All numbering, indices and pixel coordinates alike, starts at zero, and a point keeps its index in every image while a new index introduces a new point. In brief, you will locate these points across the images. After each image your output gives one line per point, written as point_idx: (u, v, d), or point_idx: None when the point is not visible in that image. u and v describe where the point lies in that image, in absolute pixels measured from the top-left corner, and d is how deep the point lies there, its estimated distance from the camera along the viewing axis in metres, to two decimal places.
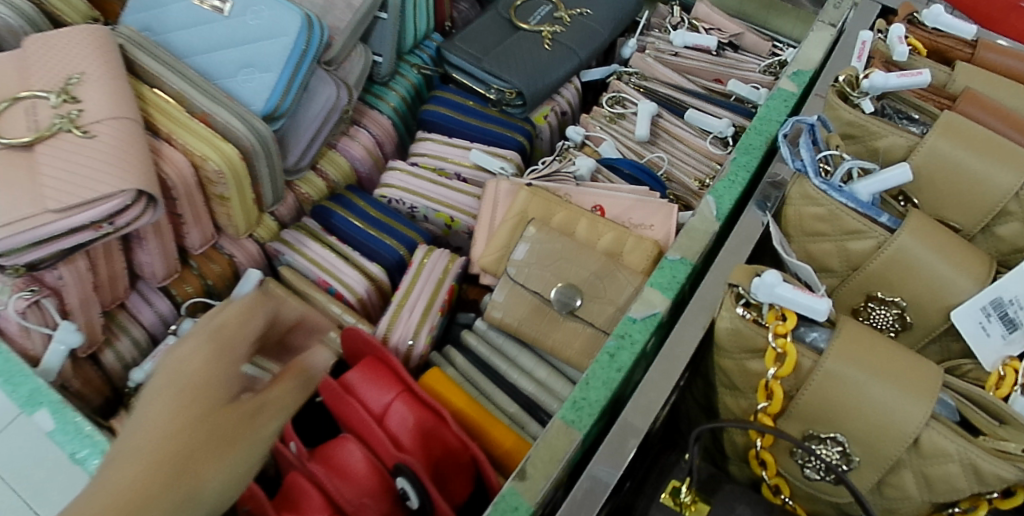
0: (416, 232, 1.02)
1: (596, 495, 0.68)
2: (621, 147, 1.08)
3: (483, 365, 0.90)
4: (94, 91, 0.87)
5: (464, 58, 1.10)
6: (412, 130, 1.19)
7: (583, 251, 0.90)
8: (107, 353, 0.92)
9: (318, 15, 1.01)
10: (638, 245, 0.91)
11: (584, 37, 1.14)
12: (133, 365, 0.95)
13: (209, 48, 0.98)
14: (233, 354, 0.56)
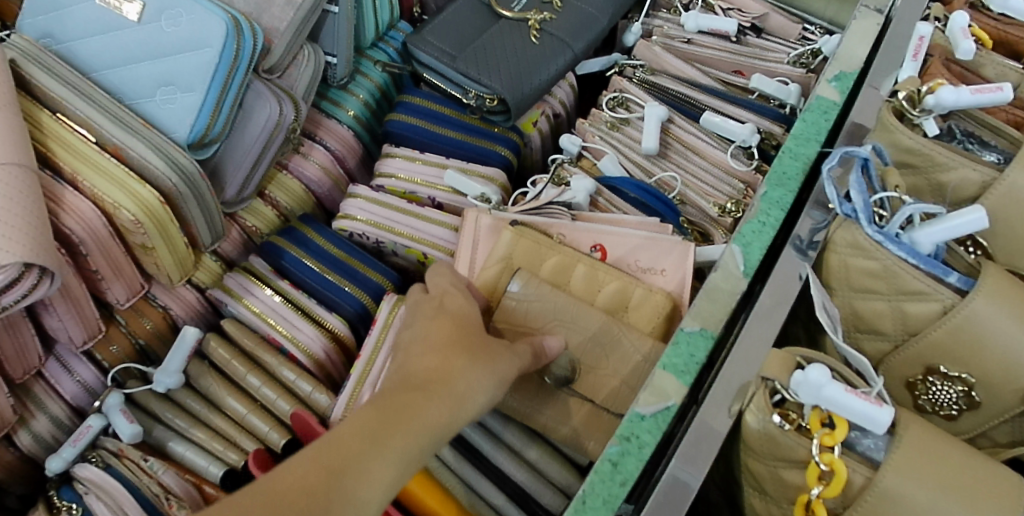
0: (383, 274, 0.88)
1: (676, 499, 0.61)
2: (625, 161, 0.91)
3: (463, 443, 0.76)
4: None
5: (437, 57, 0.92)
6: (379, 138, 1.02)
7: (584, 311, 0.73)
8: (21, 434, 0.79)
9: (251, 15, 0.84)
10: (647, 297, 0.75)
11: (578, 25, 0.95)
12: (56, 444, 0.82)
13: (122, 62, 0.81)
14: (470, 333, 0.61)
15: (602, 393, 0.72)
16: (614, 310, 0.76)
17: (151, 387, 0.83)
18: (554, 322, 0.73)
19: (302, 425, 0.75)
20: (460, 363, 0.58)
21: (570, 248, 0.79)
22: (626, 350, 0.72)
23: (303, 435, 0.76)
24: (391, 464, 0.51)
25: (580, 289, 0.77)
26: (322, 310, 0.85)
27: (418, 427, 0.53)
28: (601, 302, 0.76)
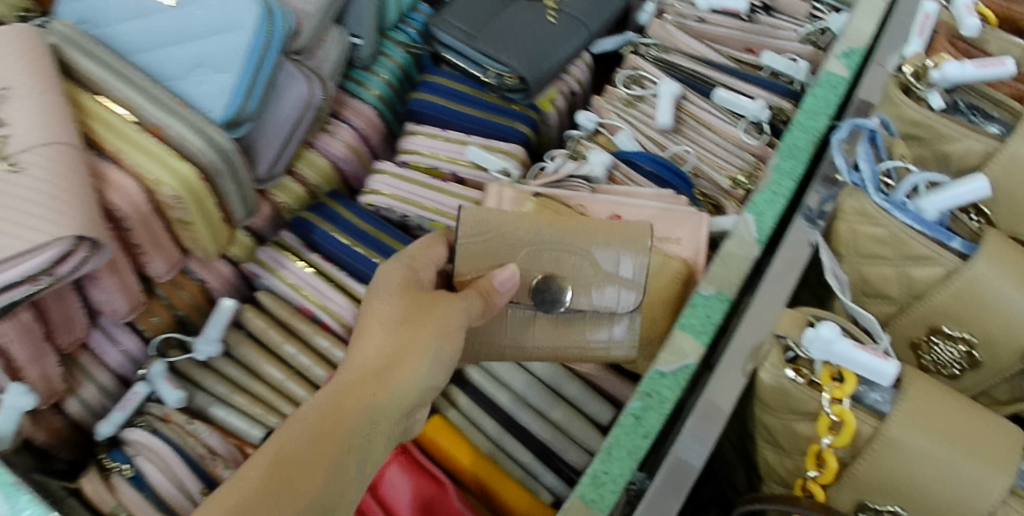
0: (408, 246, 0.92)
1: (682, 480, 0.64)
2: (640, 137, 0.94)
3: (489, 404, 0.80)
4: (19, 108, 0.75)
5: (457, 37, 0.95)
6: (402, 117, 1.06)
7: (562, 233, 0.69)
8: (70, 401, 0.83)
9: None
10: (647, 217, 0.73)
11: (593, 5, 0.99)
12: (103, 410, 0.86)
13: (158, 44, 0.85)
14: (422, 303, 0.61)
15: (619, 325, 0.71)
16: None
17: (192, 355, 0.87)
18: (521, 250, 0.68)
19: None
20: (411, 341, 0.59)
21: (550, 214, 0.73)
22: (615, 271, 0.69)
23: None
24: (349, 455, 0.54)
25: (568, 221, 0.70)
26: (352, 282, 0.89)
27: (370, 409, 0.55)
28: (592, 226, 0.70)
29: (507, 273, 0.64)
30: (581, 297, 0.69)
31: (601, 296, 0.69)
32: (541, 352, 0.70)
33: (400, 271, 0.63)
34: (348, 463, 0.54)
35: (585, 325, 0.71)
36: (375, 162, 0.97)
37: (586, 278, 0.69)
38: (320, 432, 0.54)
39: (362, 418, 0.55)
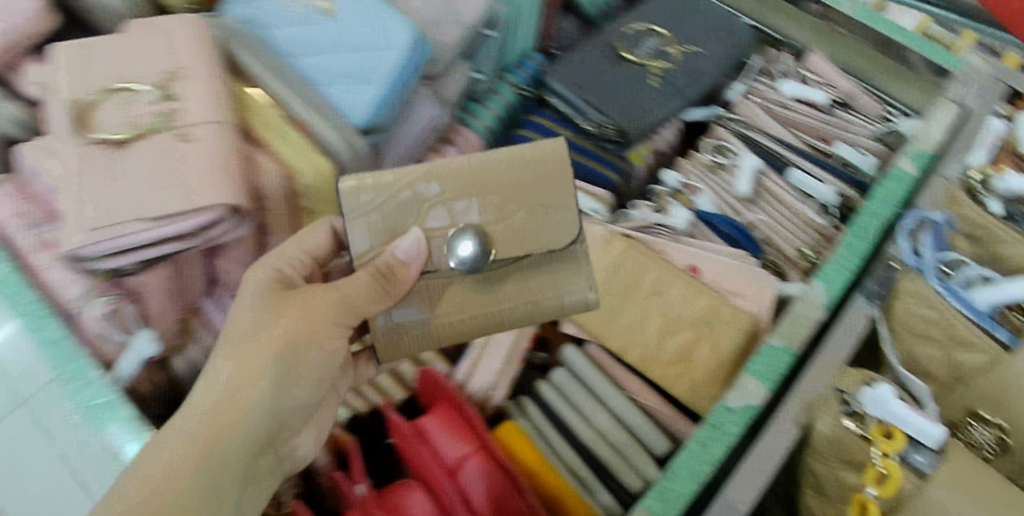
0: None
1: None
2: (720, 201, 1.04)
3: (556, 418, 0.88)
4: (194, 87, 0.89)
5: (568, 87, 1.05)
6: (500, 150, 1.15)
7: (461, 180, 0.72)
8: (177, 360, 0.92)
9: (424, 28, 0.97)
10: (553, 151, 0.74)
11: (692, 76, 1.10)
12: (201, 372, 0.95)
13: (312, 51, 0.97)
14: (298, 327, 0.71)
15: (572, 276, 0.76)
16: (702, 325, 0.87)
17: None
18: (425, 207, 0.72)
19: (428, 385, 0.85)
20: (256, 369, 0.69)
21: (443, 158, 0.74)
22: (535, 218, 0.73)
23: (425, 395, 0.87)
24: (211, 475, 0.67)
25: (468, 165, 0.73)
26: None
27: (225, 438, 0.68)
28: (494, 164, 0.73)
29: (406, 239, 0.71)
30: (509, 242, 0.72)
31: (534, 231, 0.73)
32: (501, 319, 0.75)
33: (269, 276, 0.74)
34: (221, 476, 0.67)
35: (534, 277, 0.76)
36: None
37: (509, 224, 0.72)
38: (182, 454, 0.66)
39: (210, 449, 0.67)
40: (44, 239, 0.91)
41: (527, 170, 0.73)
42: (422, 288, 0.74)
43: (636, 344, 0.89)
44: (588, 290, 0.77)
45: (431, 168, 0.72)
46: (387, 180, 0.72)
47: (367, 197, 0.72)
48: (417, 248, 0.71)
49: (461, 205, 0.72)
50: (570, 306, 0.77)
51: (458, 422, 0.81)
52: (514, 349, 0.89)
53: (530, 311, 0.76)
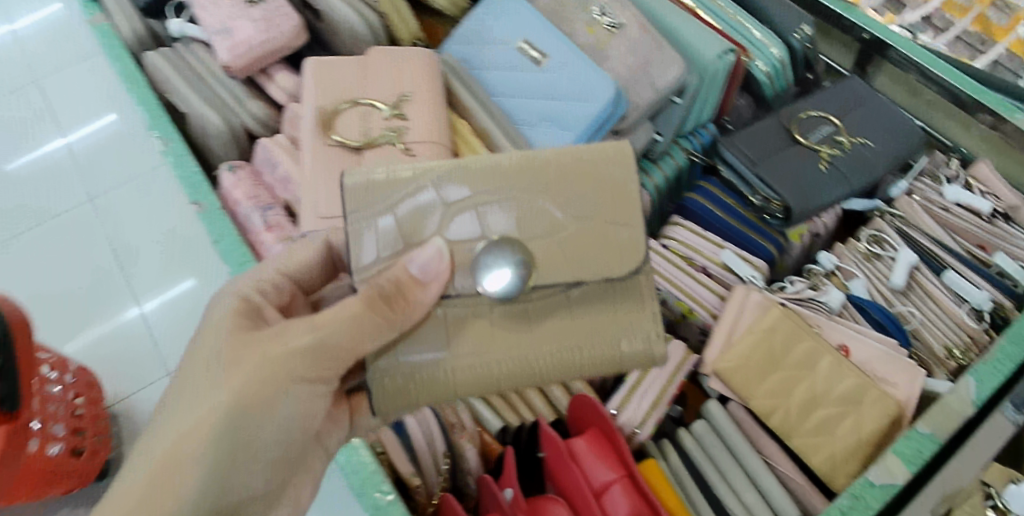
0: None
1: None
2: (872, 289, 1.10)
3: (695, 469, 0.94)
4: (418, 110, 1.04)
5: (740, 159, 1.15)
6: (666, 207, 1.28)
7: (499, 183, 0.75)
8: None
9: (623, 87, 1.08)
10: (610, 166, 0.76)
11: (861, 167, 1.16)
12: None
13: (519, 94, 1.10)
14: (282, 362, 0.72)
15: (619, 304, 0.77)
16: (848, 403, 0.93)
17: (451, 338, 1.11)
18: (440, 212, 0.74)
19: (581, 410, 0.94)
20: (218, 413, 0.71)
21: (474, 159, 0.76)
22: (566, 233, 0.73)
23: (576, 419, 0.95)
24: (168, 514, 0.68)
25: (505, 167, 0.75)
26: None
27: (183, 478, 0.70)
28: (546, 173, 0.75)
29: (426, 250, 0.72)
30: (552, 265, 0.72)
31: (584, 252, 0.73)
32: (536, 364, 0.74)
33: (235, 305, 0.77)
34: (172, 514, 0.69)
35: (572, 319, 0.76)
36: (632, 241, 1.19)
37: (560, 244, 0.73)
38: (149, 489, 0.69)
39: (174, 487, 0.69)
40: (276, 223, 1.08)
41: (568, 189, 0.74)
42: (444, 318, 0.75)
43: (779, 408, 0.96)
44: (645, 341, 0.76)
45: (442, 171, 0.75)
46: (399, 180, 0.75)
47: (379, 196, 0.75)
48: (436, 261, 0.72)
49: (491, 210, 0.74)
50: (627, 356, 0.76)
51: (608, 449, 0.89)
52: (664, 391, 0.98)
53: (569, 358, 0.75)
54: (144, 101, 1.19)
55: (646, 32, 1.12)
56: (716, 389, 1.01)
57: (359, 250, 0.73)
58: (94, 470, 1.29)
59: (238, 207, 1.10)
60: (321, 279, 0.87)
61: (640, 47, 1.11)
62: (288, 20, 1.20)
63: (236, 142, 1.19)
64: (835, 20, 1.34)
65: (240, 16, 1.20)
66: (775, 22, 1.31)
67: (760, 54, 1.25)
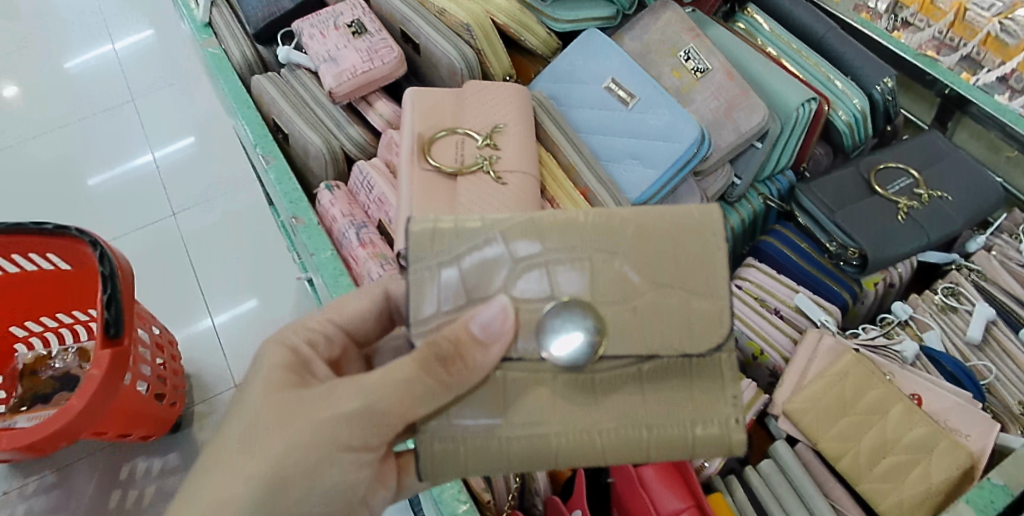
0: None
1: None
2: (947, 342, 1.11)
3: (761, 508, 0.97)
4: (510, 142, 1.10)
5: (818, 205, 1.19)
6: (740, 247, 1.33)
7: (567, 240, 0.67)
8: None
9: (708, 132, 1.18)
10: (698, 230, 0.67)
11: (939, 221, 1.17)
12: None
13: (606, 132, 1.17)
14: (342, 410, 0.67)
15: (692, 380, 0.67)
16: (918, 451, 0.93)
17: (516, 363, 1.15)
18: (504, 270, 0.67)
19: None
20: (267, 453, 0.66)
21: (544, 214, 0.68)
22: (646, 301, 0.65)
23: None
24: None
25: (579, 223, 0.68)
26: None
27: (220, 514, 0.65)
28: (626, 234, 0.67)
29: (487, 313, 0.64)
30: (628, 336, 0.64)
31: (661, 331, 0.65)
32: (598, 441, 0.65)
33: (290, 354, 0.72)
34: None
35: (642, 395, 0.66)
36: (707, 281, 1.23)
37: (635, 317, 0.65)
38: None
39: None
40: (370, 241, 1.14)
41: (647, 258, 0.66)
42: (502, 382, 0.66)
43: (849, 453, 0.97)
44: (723, 426, 0.66)
45: (509, 224, 0.68)
46: (460, 230, 0.68)
47: (438, 245, 0.67)
48: (500, 320, 0.65)
49: (561, 267, 0.66)
50: (701, 441, 0.66)
51: (676, 478, 0.90)
52: None
53: (634, 438, 0.66)
54: (251, 122, 1.26)
55: (732, 79, 1.22)
56: (785, 430, 1.04)
57: (417, 302, 0.66)
58: (168, 420, 1.42)
59: (334, 224, 1.18)
60: (377, 329, 0.83)
61: (725, 92, 1.21)
62: (391, 52, 1.29)
63: (335, 165, 1.27)
64: (917, 76, 1.38)
65: (346, 47, 1.29)
66: (857, 73, 1.34)
67: (842, 105, 1.29)
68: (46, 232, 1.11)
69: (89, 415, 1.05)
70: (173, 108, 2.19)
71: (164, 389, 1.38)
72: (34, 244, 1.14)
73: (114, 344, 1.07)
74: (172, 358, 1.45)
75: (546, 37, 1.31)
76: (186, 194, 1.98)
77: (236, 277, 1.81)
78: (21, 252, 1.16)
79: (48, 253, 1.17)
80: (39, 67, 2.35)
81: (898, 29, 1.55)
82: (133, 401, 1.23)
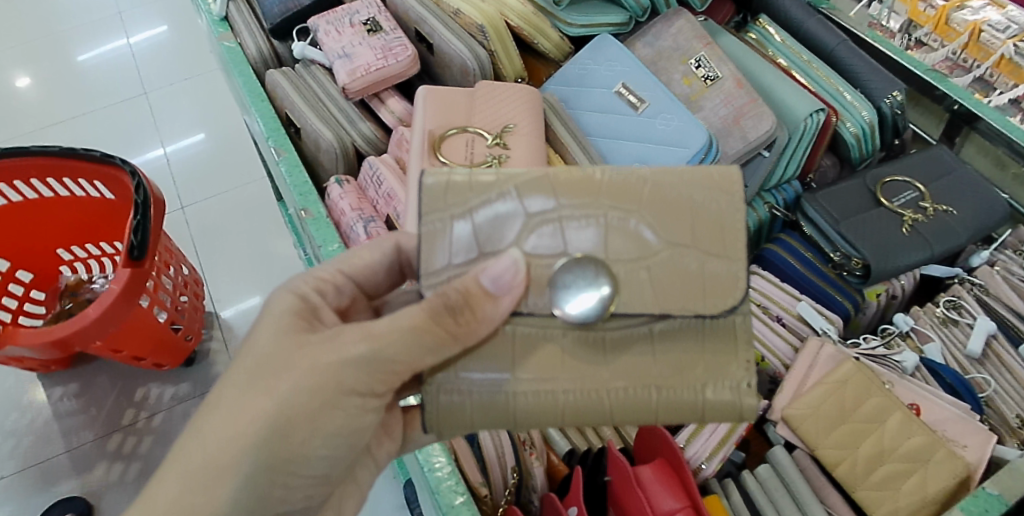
0: None
1: None
2: (948, 354, 1.12)
3: (755, 511, 0.97)
4: (521, 143, 1.11)
5: (824, 216, 1.21)
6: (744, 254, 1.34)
7: (583, 197, 0.68)
8: None
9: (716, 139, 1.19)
10: (715, 192, 0.69)
11: (943, 234, 1.18)
12: None
13: (615, 135, 1.19)
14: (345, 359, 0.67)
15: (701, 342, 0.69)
16: (914, 459, 0.94)
17: None
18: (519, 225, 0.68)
19: (647, 439, 0.96)
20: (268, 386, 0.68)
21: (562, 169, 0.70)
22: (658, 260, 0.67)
23: (641, 447, 0.97)
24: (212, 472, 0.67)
25: (596, 181, 0.69)
26: None
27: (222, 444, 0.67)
28: (642, 194, 0.68)
29: (501, 263, 0.65)
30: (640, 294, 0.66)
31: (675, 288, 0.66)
32: (607, 401, 0.67)
33: (294, 304, 0.73)
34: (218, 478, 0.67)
35: (651, 357, 0.68)
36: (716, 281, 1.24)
37: (649, 277, 0.66)
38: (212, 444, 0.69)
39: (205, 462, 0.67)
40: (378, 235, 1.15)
41: (664, 218, 0.68)
42: (513, 337, 0.68)
43: (845, 460, 0.98)
44: (734, 392, 0.68)
45: (526, 179, 0.69)
46: (476, 184, 0.69)
47: (450, 199, 0.68)
48: (512, 276, 0.65)
49: (574, 224, 0.67)
50: (712, 405, 0.68)
51: (674, 479, 0.91)
52: (732, 431, 1.01)
53: (644, 399, 0.67)
54: (264, 116, 1.27)
55: (741, 87, 1.23)
56: (783, 436, 1.04)
57: (428, 255, 0.67)
58: (186, 351, 1.59)
59: (343, 218, 1.19)
60: (388, 283, 0.85)
61: (735, 101, 1.22)
62: (404, 51, 1.30)
63: (346, 160, 1.28)
64: (928, 91, 1.39)
65: (361, 44, 1.31)
66: (866, 86, 1.35)
67: (850, 116, 1.30)
68: (93, 160, 1.28)
69: (104, 324, 1.20)
70: (187, 102, 2.22)
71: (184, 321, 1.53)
72: (48, 168, 1.31)
73: (137, 266, 1.22)
74: (195, 295, 1.61)
75: (558, 41, 1.32)
76: (198, 187, 2.00)
77: (244, 268, 1.83)
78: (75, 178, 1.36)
79: (97, 181, 1.36)
80: (55, 57, 2.38)
81: (911, 48, 1.58)
82: (150, 323, 1.39)
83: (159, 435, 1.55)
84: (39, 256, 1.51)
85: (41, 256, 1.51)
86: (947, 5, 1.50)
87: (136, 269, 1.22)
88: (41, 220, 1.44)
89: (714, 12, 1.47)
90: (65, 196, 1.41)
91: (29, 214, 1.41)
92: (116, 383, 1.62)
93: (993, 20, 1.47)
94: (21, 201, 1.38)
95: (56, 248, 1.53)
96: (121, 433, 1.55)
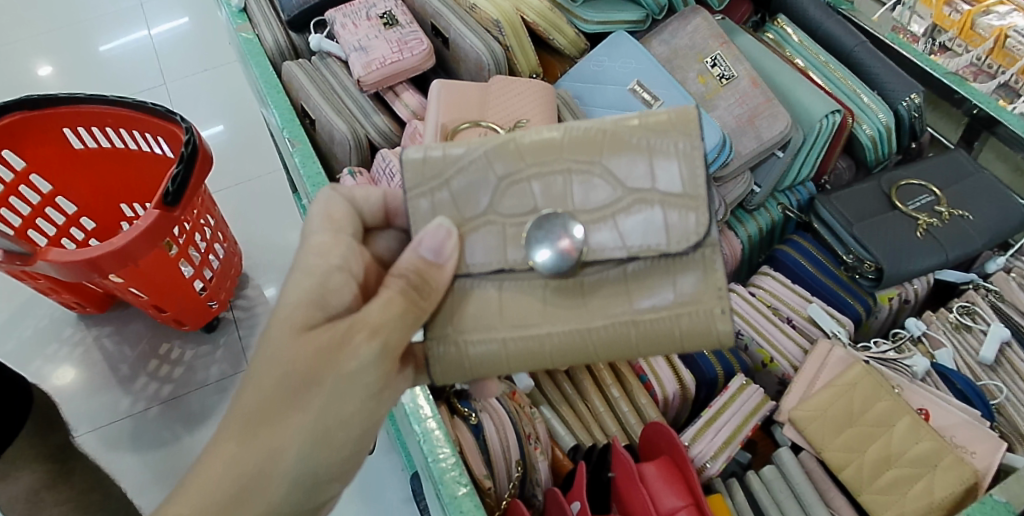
0: (737, 361, 1.11)
1: None
2: (960, 360, 1.11)
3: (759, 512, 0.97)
4: None
5: (837, 217, 1.20)
6: (756, 253, 1.35)
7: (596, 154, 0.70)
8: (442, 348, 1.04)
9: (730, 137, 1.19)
10: (605, 151, 0.70)
11: (958, 239, 1.16)
12: None
13: None
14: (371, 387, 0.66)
15: (642, 288, 0.70)
16: (922, 465, 0.94)
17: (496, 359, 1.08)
18: (531, 208, 0.70)
19: (652, 434, 0.95)
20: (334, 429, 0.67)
21: (617, 141, 0.70)
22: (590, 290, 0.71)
23: (647, 442, 0.96)
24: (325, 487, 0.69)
25: (598, 140, 0.70)
26: (683, 365, 1.09)
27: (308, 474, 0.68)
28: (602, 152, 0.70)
29: (490, 234, 0.71)
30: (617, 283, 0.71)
31: (679, 334, 0.69)
32: (592, 341, 0.70)
33: (323, 247, 0.73)
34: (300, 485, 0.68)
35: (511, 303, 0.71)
36: (754, 292, 1.21)
37: (536, 342, 0.70)
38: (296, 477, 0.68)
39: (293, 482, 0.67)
40: None
41: (546, 294, 0.71)
42: (589, 339, 0.70)
43: (851, 463, 0.97)
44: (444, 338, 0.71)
45: (595, 137, 0.70)
46: (451, 159, 0.72)
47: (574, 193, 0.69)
48: (444, 241, 0.69)
49: (551, 188, 0.70)
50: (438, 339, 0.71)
51: (677, 477, 0.90)
52: (738, 431, 1.01)
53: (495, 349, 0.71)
54: (280, 107, 1.28)
55: (757, 86, 1.22)
56: (789, 437, 1.04)
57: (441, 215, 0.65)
58: (208, 316, 1.60)
59: None
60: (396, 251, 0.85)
61: (750, 100, 1.22)
62: (420, 44, 1.31)
63: (360, 152, 1.29)
64: (947, 94, 1.37)
65: (377, 37, 1.31)
66: (884, 88, 1.34)
67: (867, 119, 1.29)
68: (158, 114, 1.36)
69: (121, 258, 1.23)
70: (207, 93, 2.24)
71: (211, 284, 1.56)
72: (119, 113, 1.39)
73: (168, 212, 1.24)
74: (230, 263, 1.63)
75: (574, 37, 1.32)
76: (214, 177, 2.02)
77: (259, 256, 1.84)
78: (122, 128, 1.42)
79: (161, 137, 1.42)
80: (78, 47, 2.41)
81: (935, 53, 1.56)
82: (175, 273, 1.42)
83: (167, 419, 1.56)
84: (103, 208, 1.60)
85: (105, 209, 1.60)
86: (972, 10, 1.47)
87: (167, 214, 1.24)
88: (108, 171, 1.54)
89: (731, 11, 1.46)
90: (131, 148, 1.49)
91: (101, 161, 1.51)
92: (134, 357, 1.64)
93: (1020, 26, 1.43)
94: (94, 149, 1.49)
95: (118, 203, 1.61)
96: (129, 417, 1.56)
